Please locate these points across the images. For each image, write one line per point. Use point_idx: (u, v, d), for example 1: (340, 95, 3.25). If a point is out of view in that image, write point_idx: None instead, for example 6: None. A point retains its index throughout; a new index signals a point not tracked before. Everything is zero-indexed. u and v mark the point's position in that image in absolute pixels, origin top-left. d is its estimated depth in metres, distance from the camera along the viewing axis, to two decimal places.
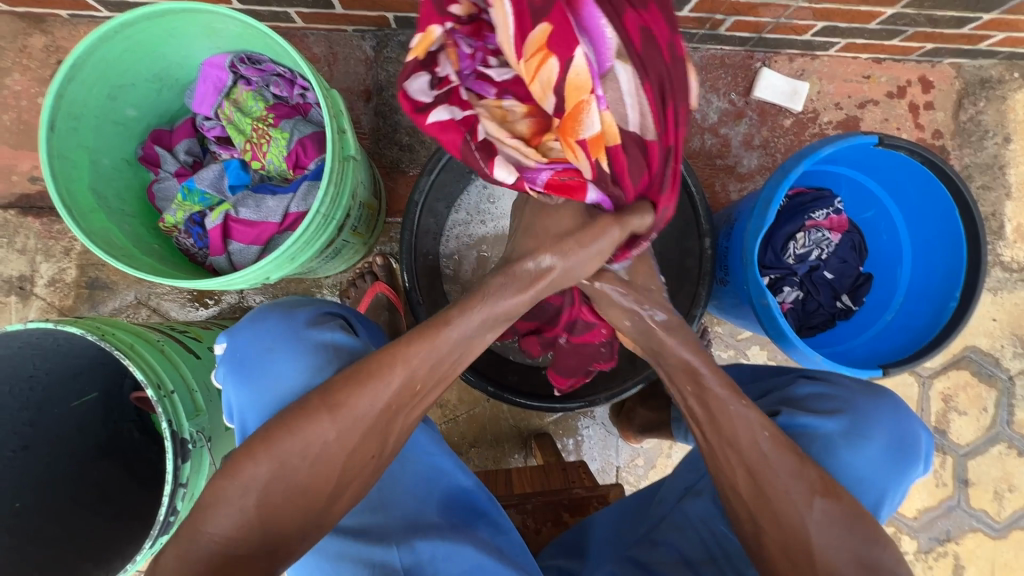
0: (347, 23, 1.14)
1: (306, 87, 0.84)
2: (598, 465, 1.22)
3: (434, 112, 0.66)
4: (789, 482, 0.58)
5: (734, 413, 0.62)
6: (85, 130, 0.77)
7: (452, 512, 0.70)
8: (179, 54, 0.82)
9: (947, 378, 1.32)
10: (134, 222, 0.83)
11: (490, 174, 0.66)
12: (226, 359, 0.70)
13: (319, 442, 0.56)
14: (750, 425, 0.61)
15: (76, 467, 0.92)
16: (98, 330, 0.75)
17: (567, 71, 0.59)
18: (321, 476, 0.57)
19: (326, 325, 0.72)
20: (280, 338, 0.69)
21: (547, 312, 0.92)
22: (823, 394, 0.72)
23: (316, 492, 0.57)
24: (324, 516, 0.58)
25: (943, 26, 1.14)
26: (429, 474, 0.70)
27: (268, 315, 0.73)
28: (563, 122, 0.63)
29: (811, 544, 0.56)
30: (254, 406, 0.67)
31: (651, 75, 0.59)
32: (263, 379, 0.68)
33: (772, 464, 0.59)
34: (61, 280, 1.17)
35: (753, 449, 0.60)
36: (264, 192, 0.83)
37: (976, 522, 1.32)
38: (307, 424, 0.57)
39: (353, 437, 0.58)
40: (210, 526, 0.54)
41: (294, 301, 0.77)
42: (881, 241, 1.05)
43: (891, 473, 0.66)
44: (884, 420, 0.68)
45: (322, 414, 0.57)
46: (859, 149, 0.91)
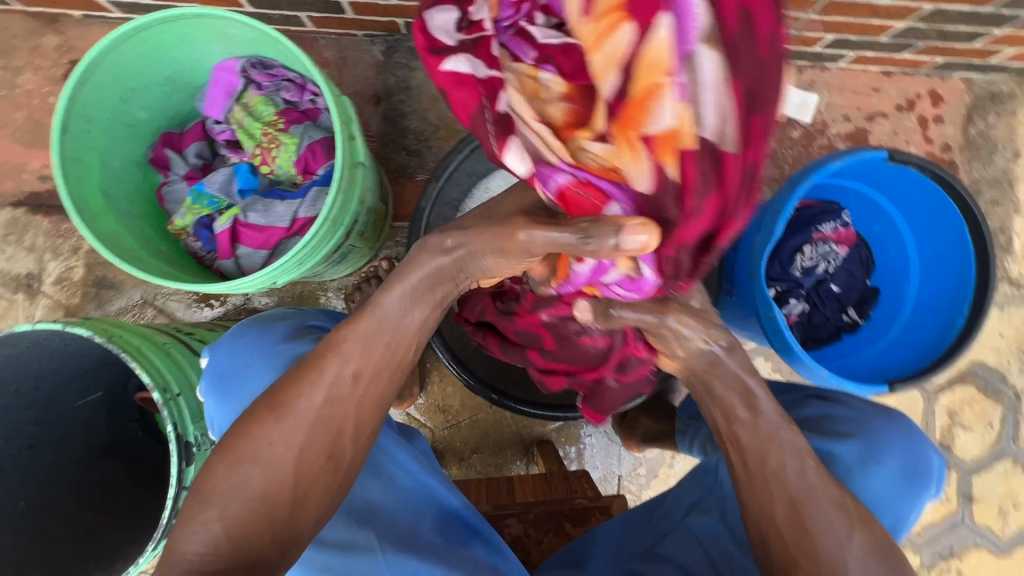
0: (358, 28, 1.15)
1: (317, 93, 0.85)
2: (600, 474, 1.22)
3: (454, 63, 0.56)
4: (830, 513, 0.56)
5: (783, 439, 0.59)
6: (97, 132, 0.77)
7: (446, 531, 0.70)
8: (191, 58, 0.82)
9: (953, 393, 1.31)
10: (142, 224, 0.83)
11: (499, 157, 0.53)
12: (208, 374, 0.73)
13: (266, 443, 0.56)
14: (797, 452, 0.59)
15: (79, 466, 0.92)
16: (105, 332, 0.76)
17: (644, 37, 0.36)
18: (275, 481, 0.55)
19: (299, 339, 0.72)
20: (256, 353, 0.71)
21: (593, 357, 0.78)
22: (834, 416, 0.73)
23: (275, 500, 0.55)
24: (294, 523, 0.56)
25: (954, 40, 1.14)
26: (420, 493, 0.71)
27: (247, 330, 0.74)
28: (619, 109, 0.40)
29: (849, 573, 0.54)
30: (229, 414, 0.69)
31: (746, 67, 0.35)
32: (239, 393, 0.69)
33: (815, 495, 0.57)
34: (69, 279, 1.17)
35: (800, 481, 0.58)
36: (273, 197, 0.83)
37: (980, 538, 1.31)
38: (252, 426, 0.56)
39: (297, 436, 0.56)
40: (183, 540, 0.53)
41: (276, 314, 0.79)
42: (888, 255, 1.05)
43: (913, 491, 0.66)
44: (896, 439, 0.69)
45: (265, 415, 0.57)
46: (870, 163, 0.90)
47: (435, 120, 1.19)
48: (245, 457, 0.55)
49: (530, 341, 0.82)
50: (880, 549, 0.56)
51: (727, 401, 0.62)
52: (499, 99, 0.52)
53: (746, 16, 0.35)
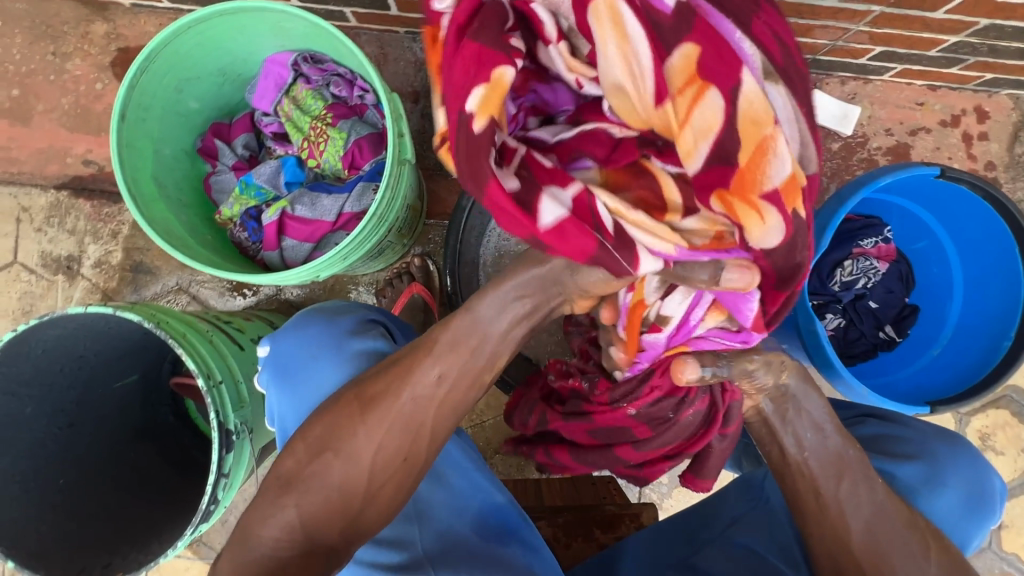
0: (401, 25, 1.16)
1: (365, 89, 0.85)
2: (622, 479, 1.21)
3: (540, 205, 0.51)
4: (902, 532, 0.58)
5: (851, 458, 0.61)
6: (151, 121, 0.78)
7: (485, 529, 0.70)
8: (244, 50, 0.83)
9: (985, 416, 1.29)
10: (189, 212, 0.84)
11: (636, 272, 0.52)
12: (271, 363, 0.73)
13: (349, 434, 0.59)
14: (866, 473, 0.60)
15: (115, 446, 0.94)
16: (152, 317, 0.77)
17: (733, 100, 0.46)
18: (351, 474, 0.59)
19: (369, 333, 0.73)
20: (325, 345, 0.72)
21: (695, 422, 0.76)
22: (889, 434, 0.73)
23: (348, 493, 0.59)
24: (363, 515, 0.59)
25: (1005, 57, 1.12)
26: (464, 489, 0.72)
27: (310, 320, 0.75)
28: (732, 181, 0.48)
29: None
30: (293, 403, 0.71)
31: (801, 95, 0.47)
32: (308, 381, 0.71)
33: (885, 514, 0.59)
34: (107, 263, 1.19)
35: (870, 502, 0.59)
36: (319, 190, 0.83)
37: (1008, 566, 1.28)
38: (339, 417, 0.60)
39: (378, 430, 0.59)
40: (261, 527, 0.58)
41: (339, 305, 0.78)
42: (930, 273, 1.03)
43: (982, 507, 0.66)
44: (959, 455, 0.69)
45: (352, 405, 0.60)
46: (918, 179, 0.89)
47: None
48: (328, 448, 0.59)
49: (614, 437, 0.80)
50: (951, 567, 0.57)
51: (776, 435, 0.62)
52: (604, 220, 0.52)
53: (785, 58, 0.47)
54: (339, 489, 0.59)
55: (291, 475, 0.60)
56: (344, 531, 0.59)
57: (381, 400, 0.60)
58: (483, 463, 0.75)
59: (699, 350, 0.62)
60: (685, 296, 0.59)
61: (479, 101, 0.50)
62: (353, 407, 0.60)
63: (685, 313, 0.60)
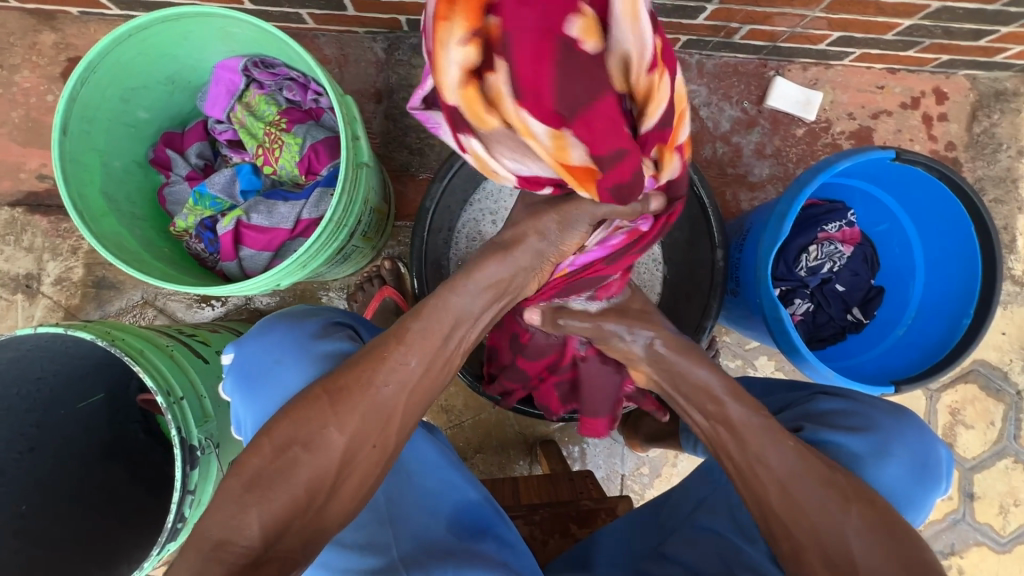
0: (359, 25, 1.14)
1: (319, 92, 0.83)
2: (603, 473, 1.22)
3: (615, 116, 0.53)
4: (818, 491, 0.56)
5: (757, 425, 0.62)
6: (97, 133, 0.76)
7: (459, 528, 0.68)
8: (191, 57, 0.81)
9: (955, 391, 1.32)
10: (144, 225, 0.82)
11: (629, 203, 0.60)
12: (235, 369, 0.71)
13: (320, 427, 0.56)
14: (774, 435, 0.60)
15: (81, 467, 0.92)
16: (108, 335, 0.75)
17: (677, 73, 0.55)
18: (320, 470, 0.55)
19: (334, 335, 0.71)
20: (288, 349, 0.70)
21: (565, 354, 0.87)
22: (841, 407, 0.71)
23: (312, 491, 0.54)
24: (325, 512, 0.55)
25: (959, 38, 1.13)
26: (437, 488, 0.71)
27: (277, 326, 0.73)
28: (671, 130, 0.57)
29: (852, 553, 0.53)
30: (261, 409, 0.67)
31: None
32: (277, 382, 0.68)
33: (799, 477, 0.57)
34: (68, 279, 1.16)
35: (783, 465, 0.58)
36: (276, 198, 0.82)
37: (981, 536, 1.32)
38: (310, 411, 0.57)
39: (352, 421, 0.57)
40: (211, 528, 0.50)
41: (308, 311, 0.77)
42: (893, 254, 1.04)
43: (919, 490, 0.64)
44: (911, 440, 0.66)
45: (322, 399, 0.57)
46: (875, 163, 0.90)
47: None
48: (297, 440, 0.55)
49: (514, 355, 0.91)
50: (885, 525, 0.54)
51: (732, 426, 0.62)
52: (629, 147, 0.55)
53: None
54: (306, 487, 0.54)
55: (254, 475, 0.53)
56: (308, 535, 0.53)
57: (355, 391, 0.58)
58: (459, 463, 0.75)
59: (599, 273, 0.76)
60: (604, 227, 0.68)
61: (583, 27, 0.47)
62: (323, 400, 0.57)
63: (604, 239, 0.70)
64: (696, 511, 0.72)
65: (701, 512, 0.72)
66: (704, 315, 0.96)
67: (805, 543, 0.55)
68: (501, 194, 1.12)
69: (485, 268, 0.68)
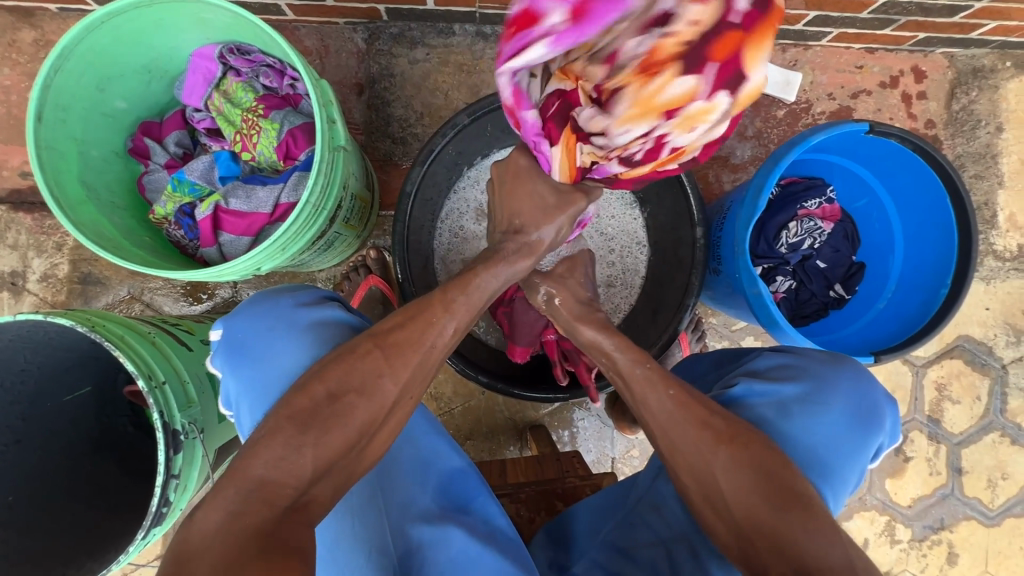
0: (339, 16, 1.15)
1: (295, 78, 0.84)
2: (593, 457, 1.22)
3: None
4: (689, 432, 0.60)
5: (639, 375, 0.69)
6: (74, 122, 0.76)
7: (445, 497, 0.69)
8: (167, 45, 0.81)
9: (941, 367, 1.33)
10: (124, 214, 0.82)
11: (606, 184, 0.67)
12: (224, 347, 0.70)
13: (377, 377, 0.59)
14: (657, 383, 0.66)
15: (69, 459, 0.92)
16: (88, 322, 0.75)
17: None
18: (371, 416, 0.58)
19: (325, 305, 0.73)
20: (282, 318, 0.69)
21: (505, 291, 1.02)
22: (786, 364, 0.71)
23: (355, 437, 0.56)
24: (363, 456, 0.58)
25: (935, 15, 1.14)
26: (425, 458, 0.70)
27: (264, 299, 0.72)
28: None
29: (720, 484, 0.57)
30: (256, 377, 0.66)
31: None
32: (269, 350, 0.67)
33: (675, 421, 0.62)
34: (54, 276, 1.16)
35: (661, 409, 0.64)
36: (254, 183, 0.83)
37: (970, 510, 1.33)
38: (363, 362, 0.59)
39: (405, 373, 0.61)
40: (262, 466, 0.51)
41: (291, 287, 0.76)
42: (873, 229, 1.05)
43: (853, 438, 0.64)
44: (842, 388, 0.67)
45: (375, 352, 0.60)
46: (850, 136, 0.91)
47: (420, 107, 1.21)
48: (352, 389, 0.58)
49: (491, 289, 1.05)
50: (753, 460, 0.57)
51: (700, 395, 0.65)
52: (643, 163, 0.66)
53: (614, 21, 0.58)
54: (360, 431, 0.57)
55: (306, 414, 0.55)
56: (346, 477, 0.56)
57: (407, 348, 0.62)
58: (443, 430, 0.73)
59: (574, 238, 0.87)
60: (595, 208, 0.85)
61: None
62: (375, 354, 0.60)
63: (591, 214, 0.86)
64: (658, 474, 0.72)
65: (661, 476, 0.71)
66: (687, 293, 0.96)
67: (688, 483, 0.60)
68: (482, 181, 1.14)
69: (520, 264, 0.76)
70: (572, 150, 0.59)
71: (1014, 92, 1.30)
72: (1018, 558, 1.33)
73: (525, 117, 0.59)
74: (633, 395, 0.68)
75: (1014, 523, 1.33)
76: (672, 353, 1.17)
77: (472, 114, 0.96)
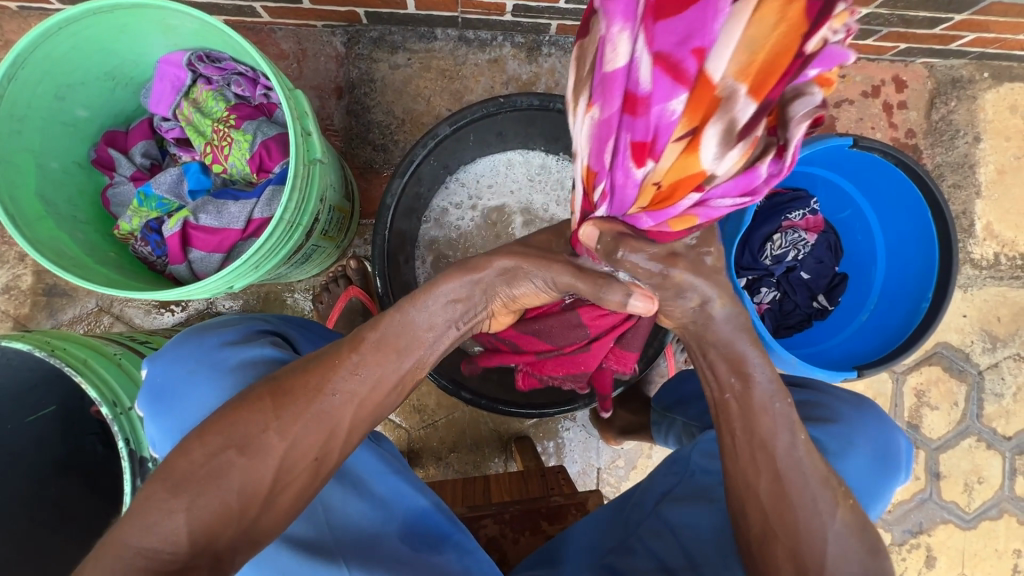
0: (317, 19, 1.11)
1: (269, 87, 0.80)
2: (578, 468, 1.21)
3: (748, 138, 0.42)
4: (816, 490, 0.60)
5: (777, 410, 0.61)
6: (31, 132, 0.72)
7: (411, 538, 0.65)
8: (132, 51, 0.77)
9: (920, 373, 1.34)
10: (87, 229, 0.78)
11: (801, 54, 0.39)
12: (145, 387, 0.64)
13: (258, 431, 0.54)
14: (789, 422, 0.61)
15: (35, 483, 0.88)
16: (48, 345, 0.71)
17: (659, 90, 0.42)
18: (256, 474, 0.53)
19: (255, 341, 0.66)
20: (203, 360, 0.64)
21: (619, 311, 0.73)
22: (809, 403, 0.75)
23: (252, 491, 0.53)
24: (261, 516, 0.54)
25: (916, 27, 1.15)
26: (386, 497, 0.66)
27: (186, 337, 0.67)
28: (707, 91, 0.41)
29: (825, 556, 0.59)
30: (170, 430, 0.62)
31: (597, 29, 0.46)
32: (183, 403, 0.62)
33: (803, 486, 0.60)
34: (16, 288, 1.11)
35: (786, 453, 0.60)
36: (225, 198, 0.79)
37: (947, 514, 1.35)
38: (250, 413, 0.55)
39: (294, 428, 0.55)
40: (133, 533, 0.50)
41: (218, 322, 0.71)
42: (856, 240, 1.05)
43: (881, 481, 0.71)
44: (874, 433, 0.73)
45: (264, 402, 0.55)
46: (835, 150, 0.91)
47: (401, 113, 1.18)
48: (232, 443, 0.53)
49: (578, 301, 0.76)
50: (858, 522, 0.61)
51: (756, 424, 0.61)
52: (763, 119, 0.41)
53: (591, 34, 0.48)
54: (238, 493, 0.53)
55: (182, 477, 0.52)
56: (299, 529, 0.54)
57: (297, 395, 0.56)
58: (400, 466, 0.68)
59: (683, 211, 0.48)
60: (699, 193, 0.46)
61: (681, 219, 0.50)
62: (265, 404, 0.55)
63: (699, 207, 0.48)
64: (660, 501, 0.75)
65: (666, 502, 0.75)
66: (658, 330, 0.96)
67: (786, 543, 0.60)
68: (463, 173, 1.12)
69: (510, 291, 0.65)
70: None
71: (991, 102, 1.32)
72: (992, 560, 1.36)
73: None
74: (753, 429, 0.61)
75: (989, 526, 1.36)
76: (658, 365, 1.18)
77: (453, 124, 0.94)
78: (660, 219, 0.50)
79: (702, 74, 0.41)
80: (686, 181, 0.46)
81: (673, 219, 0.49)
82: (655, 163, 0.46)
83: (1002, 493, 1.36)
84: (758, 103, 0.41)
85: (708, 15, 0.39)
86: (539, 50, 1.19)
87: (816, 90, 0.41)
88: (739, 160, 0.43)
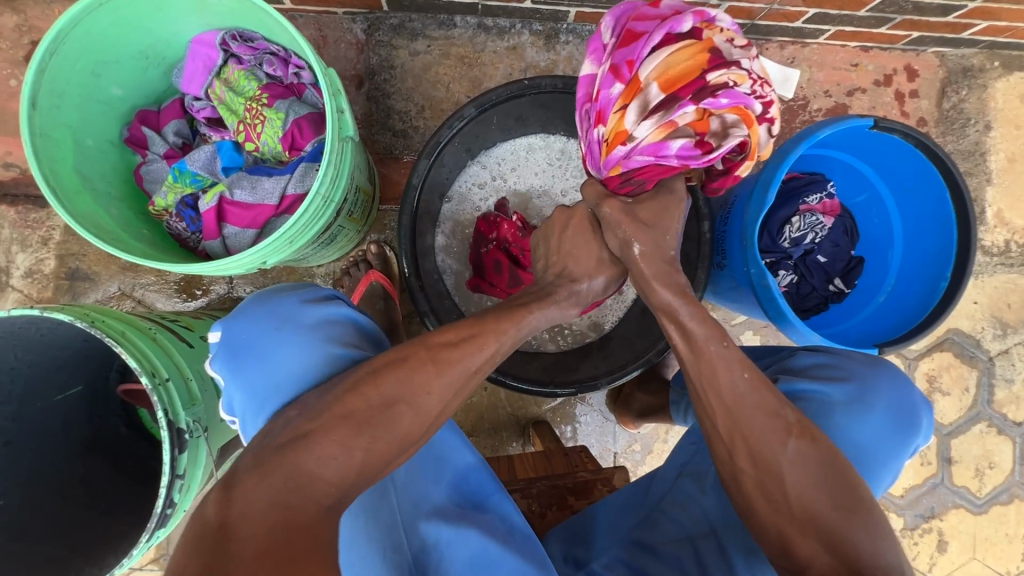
0: (338, 6, 1.13)
1: (301, 67, 0.82)
2: (596, 452, 1.22)
3: (661, 115, 0.71)
4: (764, 421, 0.59)
5: (712, 352, 0.64)
6: (68, 108, 0.73)
7: (458, 495, 0.70)
8: (165, 29, 0.78)
9: (932, 359, 1.36)
10: (121, 206, 0.79)
11: (699, 78, 0.70)
12: (238, 343, 0.65)
13: (426, 391, 0.57)
14: (726, 359, 0.63)
15: (63, 461, 0.88)
16: (88, 317, 0.73)
17: (608, 80, 0.75)
18: (416, 427, 0.56)
19: (337, 307, 0.69)
20: (295, 321, 0.65)
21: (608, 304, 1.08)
22: (824, 363, 0.77)
23: (406, 441, 0.55)
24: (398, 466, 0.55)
25: (929, 15, 1.16)
26: (437, 457, 0.70)
27: (277, 299, 0.68)
28: (634, 85, 0.72)
29: (785, 482, 0.57)
30: (262, 385, 0.62)
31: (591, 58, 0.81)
32: (279, 358, 0.63)
33: (749, 411, 0.60)
34: (39, 272, 1.12)
35: (732, 388, 0.61)
36: (259, 174, 0.81)
37: (959, 498, 1.36)
38: (414, 369, 0.58)
39: (449, 392, 0.59)
40: (308, 460, 0.50)
41: (296, 285, 0.73)
42: (872, 224, 1.07)
43: (894, 440, 0.71)
44: (887, 390, 0.73)
45: (427, 363, 0.59)
46: (854, 131, 0.92)
47: (420, 100, 1.19)
48: (402, 398, 0.56)
49: None
50: (820, 451, 0.58)
51: (717, 379, 0.62)
52: (670, 108, 0.71)
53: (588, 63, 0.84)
54: (400, 441, 0.55)
55: (359, 418, 0.53)
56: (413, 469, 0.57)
57: (456, 361, 0.60)
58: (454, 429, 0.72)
59: (617, 157, 0.76)
60: (629, 144, 0.74)
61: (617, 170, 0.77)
62: (427, 366, 0.58)
63: (627, 156, 0.75)
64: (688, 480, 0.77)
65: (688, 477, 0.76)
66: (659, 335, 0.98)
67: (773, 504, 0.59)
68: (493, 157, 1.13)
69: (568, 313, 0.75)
70: (692, 44, 0.71)
71: (1002, 91, 1.34)
72: (1003, 545, 1.37)
73: (683, 17, 0.72)
74: (700, 369, 0.63)
75: (1000, 510, 1.37)
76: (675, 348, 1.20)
77: (480, 106, 0.95)
78: (606, 165, 0.78)
79: (632, 76, 0.73)
80: (619, 136, 0.75)
81: (610, 163, 0.77)
82: (603, 126, 0.77)
83: (1013, 478, 1.37)
84: (668, 98, 0.71)
85: (640, 45, 0.72)
86: (557, 37, 1.21)
87: (719, 109, 0.70)
88: (651, 126, 0.72)
